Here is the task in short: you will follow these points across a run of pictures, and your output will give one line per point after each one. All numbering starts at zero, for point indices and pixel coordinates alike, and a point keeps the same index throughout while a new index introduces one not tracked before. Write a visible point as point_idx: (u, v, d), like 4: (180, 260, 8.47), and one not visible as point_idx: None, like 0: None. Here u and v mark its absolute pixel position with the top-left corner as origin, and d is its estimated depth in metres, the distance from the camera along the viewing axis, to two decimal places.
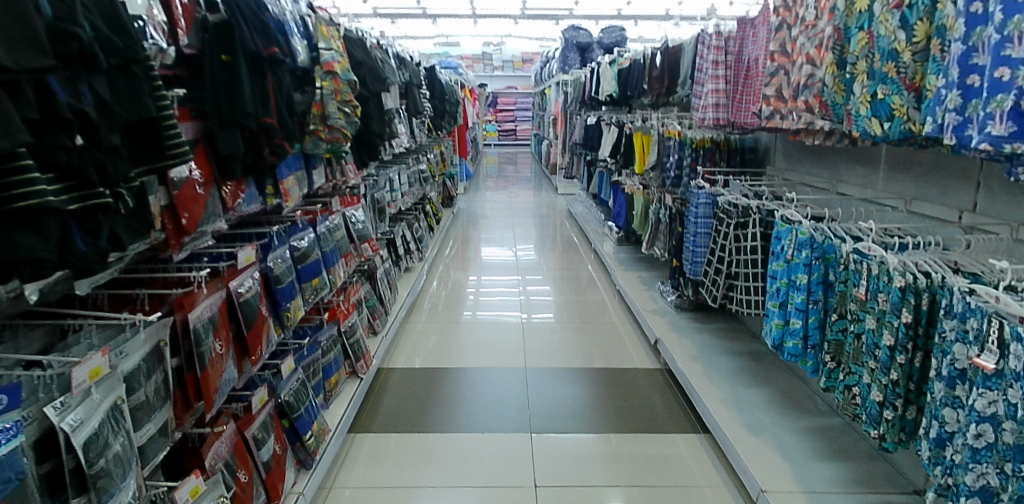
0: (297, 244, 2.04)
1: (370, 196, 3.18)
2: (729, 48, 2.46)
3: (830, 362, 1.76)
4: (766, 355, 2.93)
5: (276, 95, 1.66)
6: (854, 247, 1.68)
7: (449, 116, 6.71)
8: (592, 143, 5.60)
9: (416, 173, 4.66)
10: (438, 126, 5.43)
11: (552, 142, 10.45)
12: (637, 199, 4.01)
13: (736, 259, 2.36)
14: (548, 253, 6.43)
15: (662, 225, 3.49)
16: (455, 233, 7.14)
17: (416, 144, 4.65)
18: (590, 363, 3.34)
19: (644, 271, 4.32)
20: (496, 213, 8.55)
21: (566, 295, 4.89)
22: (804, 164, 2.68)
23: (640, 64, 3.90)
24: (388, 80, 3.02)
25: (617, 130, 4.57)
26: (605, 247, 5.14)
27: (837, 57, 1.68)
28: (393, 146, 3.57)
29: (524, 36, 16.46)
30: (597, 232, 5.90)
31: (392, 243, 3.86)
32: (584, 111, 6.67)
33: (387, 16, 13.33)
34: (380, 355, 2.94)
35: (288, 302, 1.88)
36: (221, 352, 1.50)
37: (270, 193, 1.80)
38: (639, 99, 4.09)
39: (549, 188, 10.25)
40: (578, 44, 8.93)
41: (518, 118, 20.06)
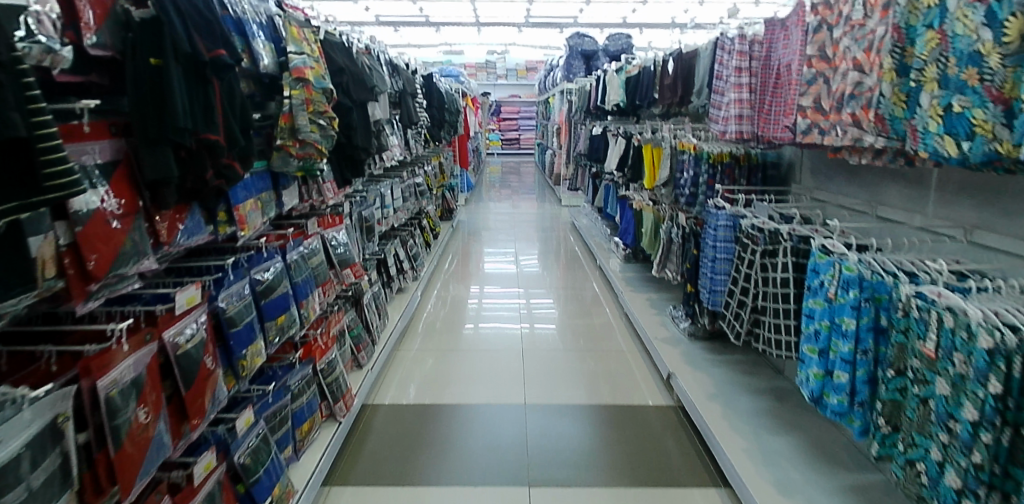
0: (260, 276, 1.77)
1: (356, 215, 2.92)
2: (754, 53, 2.17)
3: (885, 427, 1.48)
4: (791, 394, 2.64)
5: (226, 106, 1.39)
6: (917, 291, 1.39)
7: (449, 126, 6.46)
8: (598, 154, 5.34)
9: (411, 187, 4.40)
10: (436, 137, 5.18)
11: (556, 152, 10.20)
12: (646, 216, 3.73)
13: (763, 292, 2.07)
14: (551, 268, 6.14)
15: (674, 246, 3.21)
16: (454, 246, 6.86)
17: (412, 156, 4.39)
18: (596, 398, 3.05)
19: (654, 292, 4.04)
20: (497, 224, 8.26)
21: (571, 315, 4.59)
22: (835, 183, 2.40)
23: (649, 72, 3.65)
24: (376, 89, 2.77)
25: (624, 142, 4.31)
26: (611, 265, 4.85)
27: (897, 62, 1.41)
28: (384, 158, 3.31)
29: (528, 44, 16.30)
30: (603, 248, 5.62)
31: (382, 263, 3.60)
32: (589, 121, 6.43)
33: (390, 24, 13.21)
34: (363, 391, 2.66)
35: (245, 347, 1.61)
36: (146, 420, 1.22)
37: (222, 221, 1.53)
38: (649, 109, 3.84)
39: (553, 199, 9.99)
40: (583, 52, 8.71)
41: (522, 127, 19.86)
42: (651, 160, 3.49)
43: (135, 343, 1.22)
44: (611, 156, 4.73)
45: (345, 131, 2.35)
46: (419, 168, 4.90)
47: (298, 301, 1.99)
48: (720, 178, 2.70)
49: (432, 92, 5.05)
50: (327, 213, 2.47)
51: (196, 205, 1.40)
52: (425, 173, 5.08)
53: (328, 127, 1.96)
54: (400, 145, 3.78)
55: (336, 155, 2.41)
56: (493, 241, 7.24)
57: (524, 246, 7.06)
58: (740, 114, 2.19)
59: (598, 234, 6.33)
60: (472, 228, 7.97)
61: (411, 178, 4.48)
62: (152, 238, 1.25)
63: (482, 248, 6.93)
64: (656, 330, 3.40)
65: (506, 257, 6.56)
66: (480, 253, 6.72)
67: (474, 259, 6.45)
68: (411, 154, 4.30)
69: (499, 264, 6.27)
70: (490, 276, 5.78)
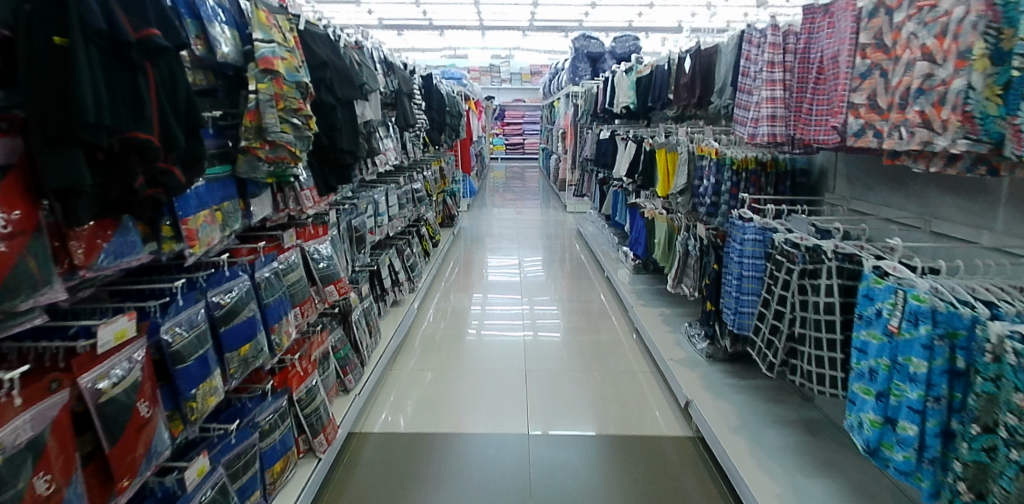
0: (220, 299, 1.52)
1: (343, 225, 2.67)
2: (789, 46, 1.93)
3: (968, 494, 1.21)
4: (825, 427, 2.36)
5: (166, 99, 1.15)
6: (1012, 331, 1.12)
7: (450, 130, 6.23)
8: (605, 159, 5.09)
9: (409, 193, 4.15)
10: (435, 141, 4.95)
11: (561, 157, 9.93)
12: (659, 226, 3.47)
13: (802, 317, 1.80)
14: (556, 277, 5.88)
15: (691, 259, 2.95)
16: (455, 254, 6.61)
17: (410, 161, 4.15)
18: (606, 425, 2.79)
19: (667, 307, 3.78)
20: (501, 231, 7.99)
21: (577, 329, 4.32)
22: (877, 192, 2.14)
23: (662, 72, 3.40)
24: (365, 88, 2.53)
25: (635, 146, 4.05)
26: (620, 276, 4.58)
27: (990, 46, 1.14)
28: (376, 163, 3.06)
29: (532, 48, 16.09)
30: (610, 256, 5.34)
31: (376, 275, 3.36)
32: (595, 125, 6.19)
33: (393, 28, 13.06)
34: (350, 419, 2.41)
35: (197, 385, 1.36)
36: (52, 490, 0.94)
37: (167, 237, 1.28)
38: (661, 111, 3.59)
39: (558, 205, 9.72)
40: (588, 55, 8.42)
41: (527, 132, 19.62)
42: (665, 166, 3.24)
43: (31, 394, 0.95)
44: (620, 161, 4.47)
45: (328, 132, 2.11)
46: (418, 173, 4.66)
47: (268, 326, 1.74)
48: (745, 186, 2.44)
49: (432, 94, 4.82)
50: (308, 223, 2.22)
51: (129, 219, 1.15)
52: (425, 179, 4.83)
53: (304, 127, 1.72)
54: (395, 150, 3.54)
55: (317, 160, 2.17)
56: (496, 248, 6.98)
57: (528, 253, 6.78)
58: (773, 114, 1.94)
59: (605, 242, 6.06)
60: (474, 235, 7.71)
61: (409, 183, 4.24)
62: (62, 261, 1.00)
63: (484, 256, 6.66)
64: (670, 350, 3.13)
65: (509, 266, 6.29)
66: (482, 261, 6.46)
67: (476, 267, 6.19)
68: (408, 158, 4.06)
69: (502, 272, 6.01)
70: (493, 286, 5.52)
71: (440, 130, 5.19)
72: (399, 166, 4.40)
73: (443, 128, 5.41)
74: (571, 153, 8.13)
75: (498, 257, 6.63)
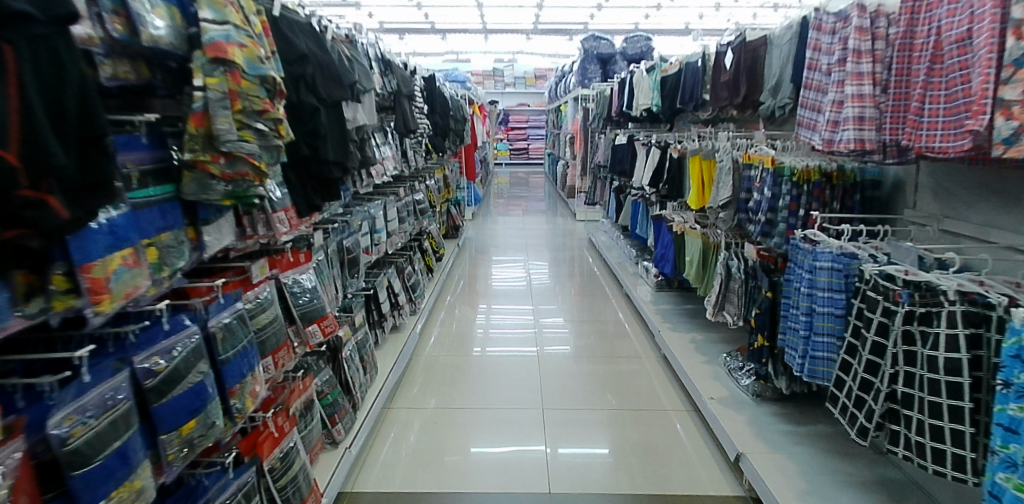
0: (152, 362, 1.13)
1: (332, 247, 2.28)
2: (879, 31, 1.58)
3: None
4: (910, 491, 1.95)
5: (42, 93, 0.75)
6: None
7: (454, 134, 5.85)
8: (622, 165, 4.72)
9: (410, 205, 3.77)
10: (439, 148, 4.58)
11: (570, 162, 9.52)
12: (691, 242, 3.08)
13: (910, 375, 1.41)
14: (567, 288, 5.49)
15: (735, 284, 2.56)
16: (460, 267, 6.21)
17: (411, 170, 3.77)
18: (639, 478, 2.39)
19: (698, 331, 3.38)
20: (508, 240, 7.59)
21: (594, 347, 3.90)
22: (981, 210, 1.76)
23: (694, 69, 3.02)
24: (356, 88, 2.15)
25: (659, 152, 3.66)
26: (640, 293, 4.17)
27: None
28: (370, 173, 2.68)
29: (537, 51, 15.76)
30: (626, 269, 4.93)
31: (372, 300, 2.97)
32: (608, 128, 5.83)
33: (394, 31, 12.73)
34: (340, 479, 2.02)
35: (109, 494, 0.96)
36: None
37: (62, 290, 0.87)
38: (692, 113, 3.21)
39: (566, 212, 9.32)
40: (599, 55, 7.97)
41: (531, 136, 19.24)
42: (700, 175, 2.85)
43: None
44: (641, 169, 4.08)
45: (310, 141, 1.74)
46: (419, 182, 4.28)
47: (227, 388, 1.35)
48: (807, 201, 2.05)
49: (434, 96, 4.45)
50: (287, 247, 1.84)
51: None
52: (428, 189, 4.46)
53: (271, 134, 1.34)
54: (394, 159, 3.15)
55: (297, 173, 1.79)
56: (504, 259, 6.58)
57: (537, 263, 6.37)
58: (859, 116, 1.57)
59: (620, 253, 5.65)
60: (480, 245, 7.32)
61: (410, 194, 3.86)
62: None
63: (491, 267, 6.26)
64: (708, 384, 2.72)
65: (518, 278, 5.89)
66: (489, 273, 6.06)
67: (483, 280, 5.80)
68: (409, 167, 3.68)
69: (511, 285, 5.61)
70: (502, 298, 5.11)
71: (443, 135, 4.80)
72: (399, 175, 4.03)
73: (446, 134, 5.04)
74: (581, 158, 7.73)
75: (506, 268, 6.22)
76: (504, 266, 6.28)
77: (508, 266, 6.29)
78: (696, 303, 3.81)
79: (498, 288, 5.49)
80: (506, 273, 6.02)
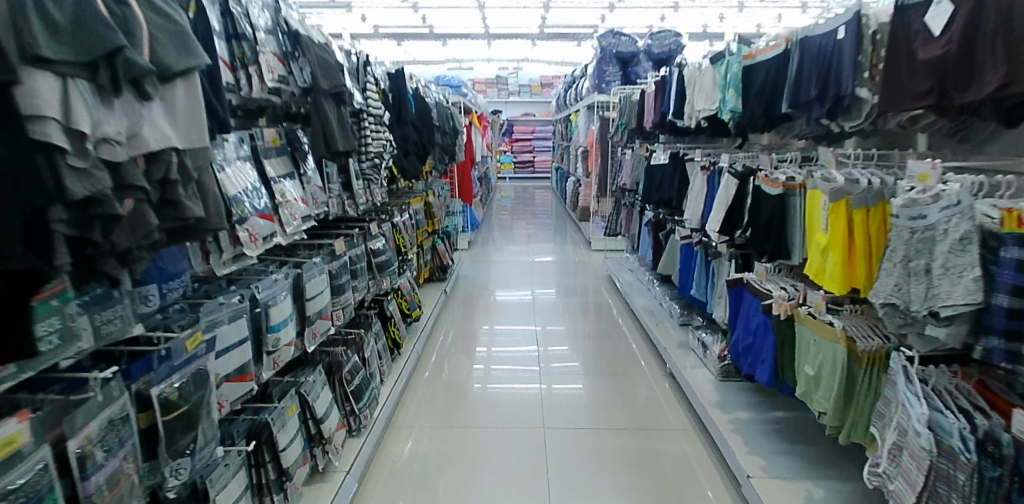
0: None
1: (89, 424, 0.99)
2: None
3: None
4: None
5: None
6: None
7: (439, 150, 4.58)
8: (663, 193, 3.47)
9: (356, 259, 2.48)
10: (412, 171, 3.34)
11: (582, 180, 8.21)
12: (819, 345, 1.76)
13: None
14: (588, 340, 4.13)
15: (957, 472, 1.25)
16: (452, 312, 4.91)
17: (358, 210, 2.49)
18: None
19: (810, 474, 2.07)
20: (510, 274, 6.23)
21: (639, 467, 2.48)
22: None
23: (813, 51, 1.78)
24: (135, 66, 0.89)
25: (738, 184, 2.38)
26: (698, 380, 2.83)
27: None
28: (233, 237, 1.40)
29: (543, 58, 14.58)
30: (664, 328, 3.58)
31: (262, 449, 1.69)
32: (637, 143, 4.59)
33: (388, 37, 11.58)
34: None
35: None
36: None
37: None
38: (806, 123, 1.95)
39: (577, 237, 8.03)
40: (619, 55, 6.66)
41: (536, 148, 17.89)
42: (884, 227, 1.56)
43: None
44: (701, 205, 2.79)
45: None
46: (380, 220, 3.00)
47: None
48: None
49: (406, 100, 3.19)
50: None
51: None
52: (395, 228, 3.19)
53: None
54: (310, 200, 1.88)
55: None
56: (504, 299, 5.23)
57: (545, 306, 5.03)
58: None
59: (650, 298, 4.28)
60: (476, 281, 5.96)
61: (358, 242, 2.56)
62: None
63: (488, 310, 4.90)
64: None
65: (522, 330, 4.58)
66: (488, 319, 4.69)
67: (479, 330, 4.43)
68: (350, 208, 2.41)
69: (512, 338, 4.26)
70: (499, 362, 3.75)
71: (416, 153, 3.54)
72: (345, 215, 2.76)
73: (424, 153, 3.78)
74: (597, 176, 6.41)
75: (507, 313, 4.87)
76: (504, 310, 4.92)
77: (509, 309, 4.95)
78: (788, 410, 2.50)
79: (497, 343, 4.13)
80: (506, 319, 4.67)
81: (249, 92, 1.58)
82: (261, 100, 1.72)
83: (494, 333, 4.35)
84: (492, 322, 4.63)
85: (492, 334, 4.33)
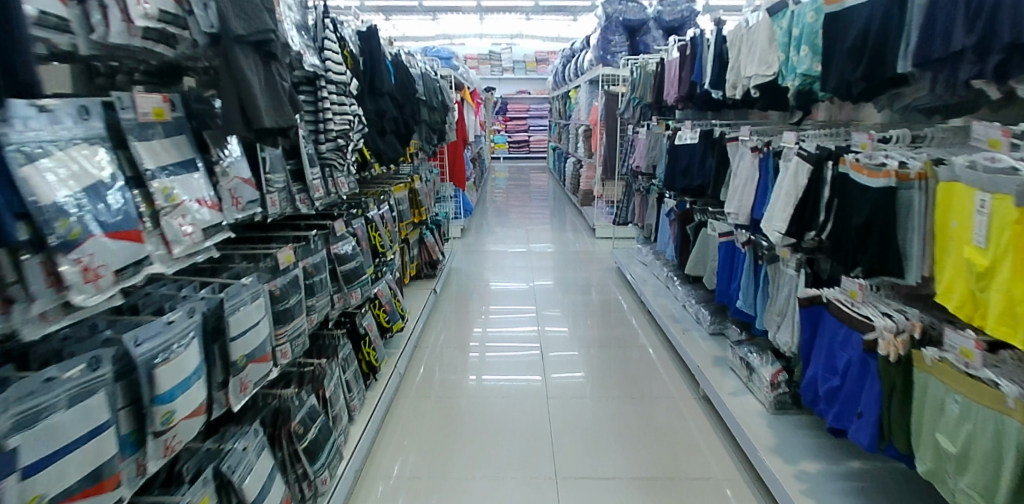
0: None
1: None
2: None
3: None
4: None
5: None
6: None
7: (425, 129, 3.95)
8: (696, 181, 2.93)
9: (311, 271, 1.90)
10: (394, 155, 2.72)
11: (583, 161, 7.58)
12: (965, 410, 1.23)
13: None
14: (600, 347, 3.56)
15: None
16: (442, 311, 4.35)
17: (315, 206, 1.90)
18: None
19: None
20: (506, 264, 5.65)
21: None
22: None
23: None
24: None
25: (812, 171, 1.83)
26: (745, 414, 2.30)
27: None
28: (53, 275, 0.78)
29: (539, 31, 13.75)
30: (692, 340, 3.03)
31: None
32: (654, 120, 3.99)
33: (374, 9, 10.77)
34: None
35: None
36: None
37: None
38: (940, 86, 1.39)
39: (579, 223, 7.46)
40: (626, 23, 5.96)
41: (531, 127, 17.15)
42: None
43: None
44: (751, 195, 2.25)
45: None
46: (349, 214, 2.40)
47: None
48: None
49: (381, 65, 2.57)
50: None
51: None
52: (369, 224, 2.58)
53: None
54: (225, 200, 1.29)
55: None
56: (501, 295, 4.66)
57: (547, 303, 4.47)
58: None
59: (670, 299, 3.71)
60: (470, 272, 5.37)
61: (317, 247, 1.98)
62: None
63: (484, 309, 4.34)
64: None
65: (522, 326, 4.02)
66: (484, 321, 4.11)
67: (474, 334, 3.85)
68: (301, 205, 1.82)
69: (511, 344, 3.68)
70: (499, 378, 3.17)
71: (395, 132, 2.93)
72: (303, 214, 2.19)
73: (405, 131, 3.17)
74: (602, 156, 5.80)
75: (505, 311, 4.30)
76: (502, 308, 4.36)
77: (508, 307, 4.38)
78: (867, 459, 1.97)
79: (494, 352, 3.55)
80: (504, 319, 4.10)
81: (105, 35, 0.97)
82: (138, 51, 1.12)
83: (491, 337, 3.79)
84: (488, 323, 4.06)
85: (488, 339, 3.75)
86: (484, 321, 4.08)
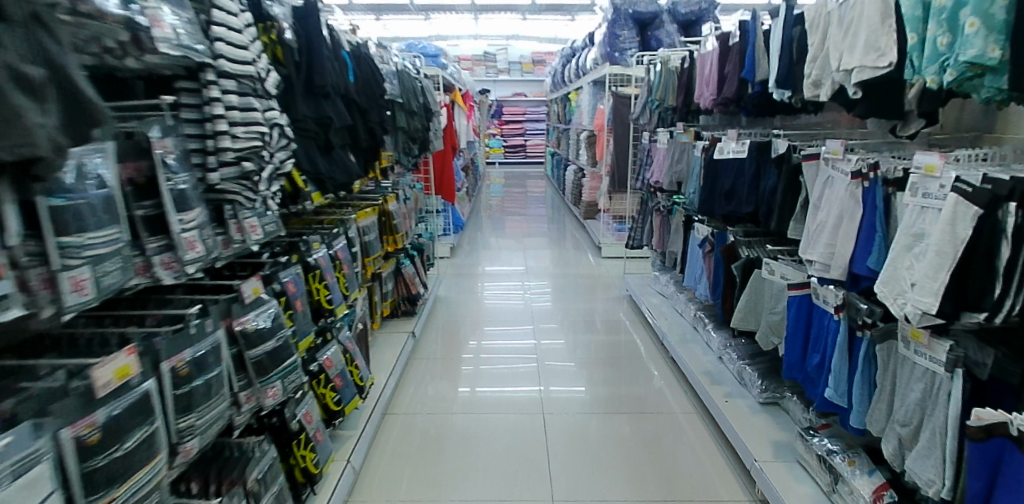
0: None
1: None
2: None
3: None
4: None
5: None
6: None
7: (401, 136, 3.26)
8: (748, 208, 2.26)
9: (185, 375, 1.21)
10: (352, 173, 2.04)
11: (586, 169, 6.89)
12: None
13: None
14: (621, 402, 2.81)
15: None
16: (425, 348, 3.60)
17: (190, 272, 1.22)
18: None
19: None
20: (501, 285, 4.93)
21: None
22: None
23: None
24: None
25: (984, 217, 1.13)
26: None
27: None
28: None
29: (537, 30, 13.07)
30: (740, 414, 2.33)
31: None
32: (678, 127, 3.32)
33: (363, 9, 10.08)
34: None
35: None
36: None
37: None
38: None
39: (581, 236, 6.78)
40: (636, 15, 5.18)
41: (528, 131, 16.45)
42: None
43: None
44: (850, 240, 1.57)
45: None
46: (277, 262, 1.71)
47: None
48: None
49: (328, 56, 1.88)
50: None
51: None
52: (311, 272, 1.89)
53: None
54: None
55: None
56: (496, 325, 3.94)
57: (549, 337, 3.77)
58: None
59: (699, 346, 3.03)
60: (459, 296, 4.65)
61: (202, 330, 1.30)
62: None
63: (474, 345, 3.62)
64: None
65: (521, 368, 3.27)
66: (473, 357, 3.44)
67: (461, 376, 3.18)
68: (161, 271, 1.13)
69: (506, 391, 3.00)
70: (500, 449, 2.42)
71: (351, 144, 2.25)
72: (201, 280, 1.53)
73: (368, 143, 2.48)
74: (610, 166, 5.11)
75: (498, 348, 3.58)
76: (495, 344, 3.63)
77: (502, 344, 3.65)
78: None
79: (486, 402, 2.88)
80: (499, 358, 3.42)
81: None
82: None
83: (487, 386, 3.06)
84: (480, 361, 3.38)
85: (477, 383, 3.09)
86: (473, 358, 3.41)
